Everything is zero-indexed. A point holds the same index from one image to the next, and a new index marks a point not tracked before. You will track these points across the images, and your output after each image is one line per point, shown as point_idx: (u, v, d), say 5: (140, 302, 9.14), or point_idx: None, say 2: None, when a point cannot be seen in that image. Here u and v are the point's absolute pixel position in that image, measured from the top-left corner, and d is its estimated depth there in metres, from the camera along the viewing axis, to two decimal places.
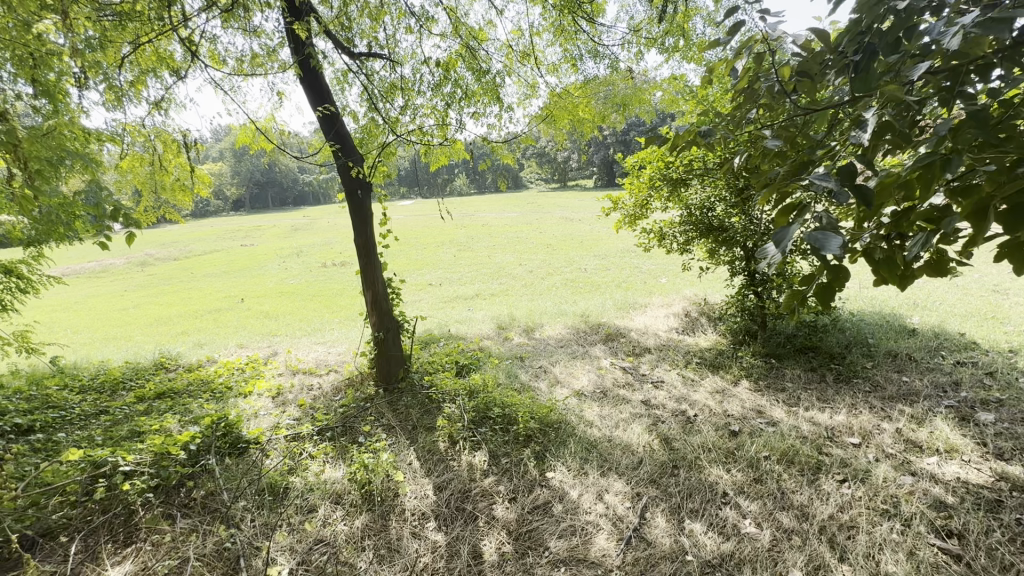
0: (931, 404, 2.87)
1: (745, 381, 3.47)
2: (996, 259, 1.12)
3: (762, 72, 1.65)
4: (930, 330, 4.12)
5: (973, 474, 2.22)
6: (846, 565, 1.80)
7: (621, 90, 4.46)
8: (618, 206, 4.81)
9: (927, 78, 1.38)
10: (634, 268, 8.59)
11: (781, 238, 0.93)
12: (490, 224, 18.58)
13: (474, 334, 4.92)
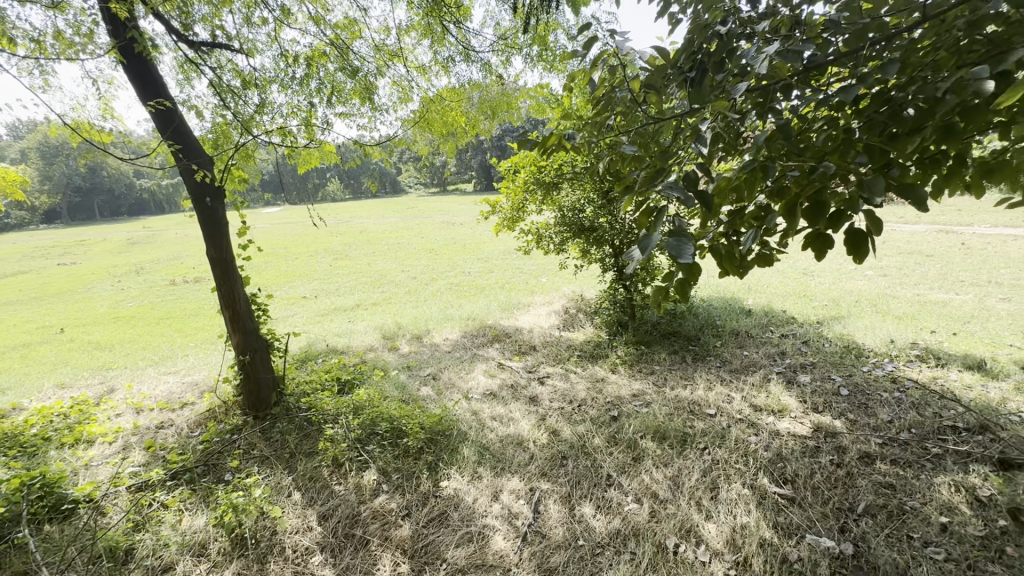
0: (765, 372, 3.38)
1: (621, 368, 3.76)
2: (803, 247, 1.35)
3: (616, 83, 1.80)
4: (761, 309, 4.87)
5: (799, 426, 2.67)
6: (711, 522, 2.04)
7: (492, 95, 4.57)
8: (497, 209, 4.91)
9: (746, 95, 1.62)
10: (516, 269, 8.87)
11: (645, 246, 1.07)
12: (368, 231, 17.80)
13: (356, 347, 4.65)
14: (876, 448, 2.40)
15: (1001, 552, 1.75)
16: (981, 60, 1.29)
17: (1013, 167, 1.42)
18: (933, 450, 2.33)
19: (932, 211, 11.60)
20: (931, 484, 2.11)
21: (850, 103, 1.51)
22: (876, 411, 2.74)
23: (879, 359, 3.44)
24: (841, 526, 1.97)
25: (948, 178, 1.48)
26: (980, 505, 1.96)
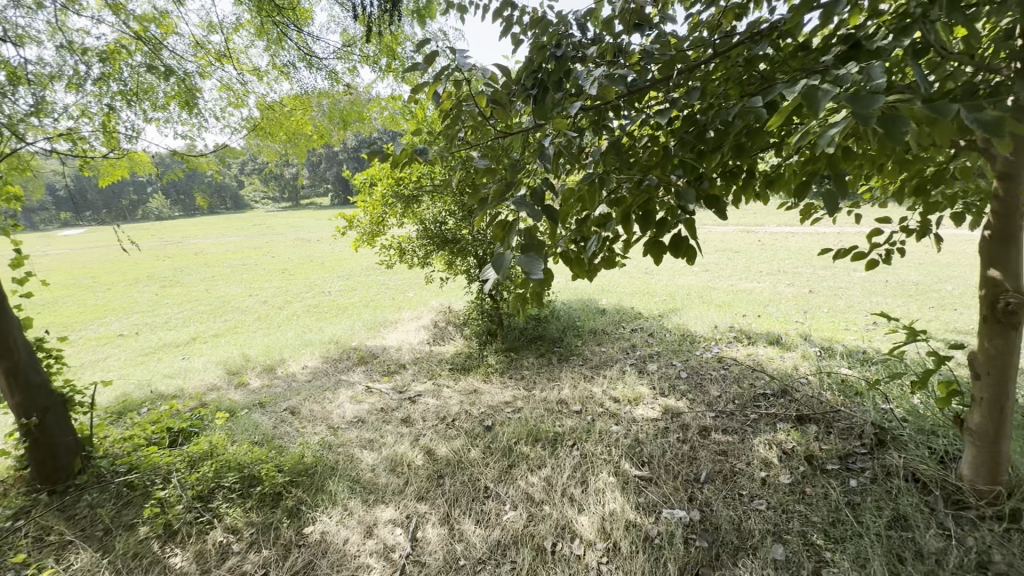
0: (620, 365, 3.70)
1: (492, 377, 3.80)
2: (642, 252, 1.49)
3: (463, 97, 1.81)
4: (613, 308, 5.35)
5: (650, 411, 2.97)
6: (583, 515, 2.15)
7: (341, 105, 4.34)
8: (354, 224, 4.65)
9: (583, 113, 1.75)
10: (381, 285, 8.54)
11: (500, 263, 1.07)
12: (204, 252, 15.62)
13: (193, 389, 4.01)
14: (710, 421, 2.77)
15: (804, 494, 2.14)
16: (759, 90, 1.56)
17: (785, 178, 1.75)
18: (751, 416, 2.76)
19: (734, 215, 14.00)
20: (752, 445, 2.50)
21: (666, 124, 1.73)
22: (709, 388, 3.17)
23: (707, 343, 4.00)
24: (690, 496, 2.23)
25: (741, 189, 1.77)
26: (786, 457, 2.38)
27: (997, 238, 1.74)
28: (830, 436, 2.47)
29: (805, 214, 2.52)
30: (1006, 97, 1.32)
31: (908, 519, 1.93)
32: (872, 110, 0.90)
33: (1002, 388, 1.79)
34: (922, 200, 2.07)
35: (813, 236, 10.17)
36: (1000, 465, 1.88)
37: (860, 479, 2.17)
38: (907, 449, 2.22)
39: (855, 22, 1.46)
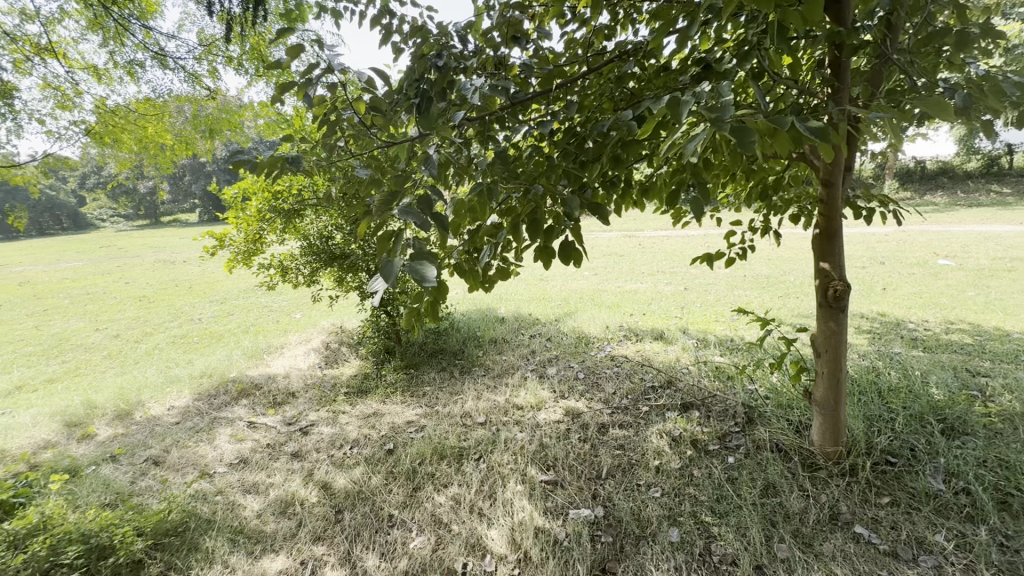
0: (522, 372, 3.75)
1: (392, 397, 3.63)
2: (534, 260, 1.52)
3: (340, 104, 1.71)
4: (511, 316, 5.42)
5: (552, 414, 3.04)
6: (493, 528, 2.12)
7: (203, 111, 3.92)
8: (225, 242, 4.18)
9: (468, 124, 1.75)
10: (263, 307, 7.81)
11: (386, 272, 1.02)
12: (30, 282, 13.05)
13: (18, 449, 3.29)
14: (608, 418, 2.91)
15: (692, 476, 2.32)
16: (629, 104, 1.67)
17: (657, 187, 1.90)
18: (643, 409, 2.95)
19: (617, 221, 15.07)
20: (646, 436, 2.66)
21: (549, 134, 1.79)
22: (604, 386, 3.33)
23: (601, 343, 4.21)
24: (593, 493, 2.30)
25: (621, 196, 1.89)
26: (676, 444, 2.57)
27: (823, 236, 2.04)
28: (710, 419, 2.72)
29: (677, 219, 2.77)
30: (822, 116, 1.56)
31: (776, 486, 2.18)
32: (723, 121, 1.01)
33: (836, 362, 2.11)
34: (767, 204, 2.38)
35: (684, 238, 11.29)
36: (840, 428, 2.20)
37: (736, 456, 2.41)
38: (771, 423, 2.52)
39: (705, 48, 1.63)
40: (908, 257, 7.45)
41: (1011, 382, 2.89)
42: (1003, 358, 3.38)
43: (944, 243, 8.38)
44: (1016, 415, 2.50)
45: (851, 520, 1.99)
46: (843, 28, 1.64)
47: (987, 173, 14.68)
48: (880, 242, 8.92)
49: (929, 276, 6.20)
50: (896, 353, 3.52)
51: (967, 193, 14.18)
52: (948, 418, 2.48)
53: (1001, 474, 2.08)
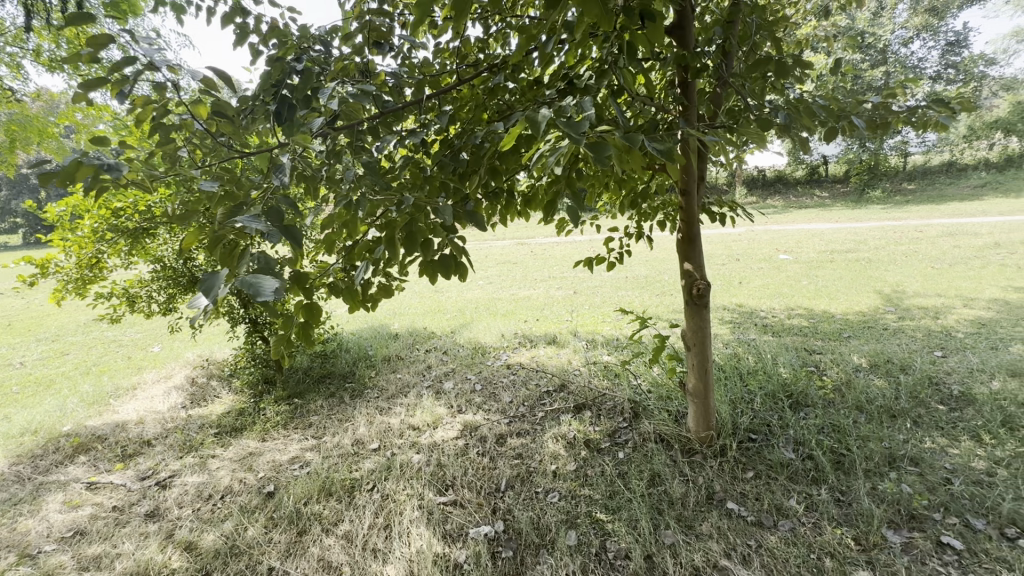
0: (417, 390, 3.61)
1: (272, 434, 3.28)
2: (416, 274, 1.44)
3: (177, 107, 1.49)
4: (405, 331, 5.23)
5: (450, 431, 2.97)
6: (389, 563, 1.99)
7: (9, 116, 3.27)
8: (49, 270, 3.47)
9: (334, 135, 1.63)
10: (110, 342, 6.69)
11: (209, 287, 0.89)
12: None
13: None
14: (506, 428, 2.90)
15: (586, 476, 2.40)
16: (500, 117, 1.68)
17: (536, 198, 1.93)
18: (539, 415, 2.99)
19: (509, 230, 15.39)
20: (543, 441, 2.70)
21: (422, 145, 1.73)
22: (501, 395, 3.33)
23: (497, 353, 4.21)
24: (493, 508, 2.28)
25: (501, 207, 1.89)
26: (571, 446, 2.63)
27: (685, 240, 2.24)
28: (601, 417, 2.85)
29: (559, 228, 2.86)
30: (675, 131, 1.70)
31: (660, 475, 2.33)
32: (581, 137, 1.05)
33: (703, 355, 2.31)
34: (638, 212, 2.55)
35: (572, 244, 11.86)
36: (710, 413, 2.41)
37: (626, 450, 2.54)
38: (654, 416, 2.70)
39: (569, 65, 1.69)
40: (758, 254, 8.57)
41: (838, 357, 3.42)
42: (830, 337, 4.00)
43: (783, 240, 9.79)
44: (843, 385, 2.95)
45: (724, 497, 2.19)
46: (688, 52, 1.82)
47: (810, 180, 17.49)
48: (735, 241, 10.16)
49: (774, 269, 7.18)
50: (752, 340, 3.99)
51: (798, 197, 16.76)
52: (794, 393, 2.86)
53: (834, 438, 2.44)
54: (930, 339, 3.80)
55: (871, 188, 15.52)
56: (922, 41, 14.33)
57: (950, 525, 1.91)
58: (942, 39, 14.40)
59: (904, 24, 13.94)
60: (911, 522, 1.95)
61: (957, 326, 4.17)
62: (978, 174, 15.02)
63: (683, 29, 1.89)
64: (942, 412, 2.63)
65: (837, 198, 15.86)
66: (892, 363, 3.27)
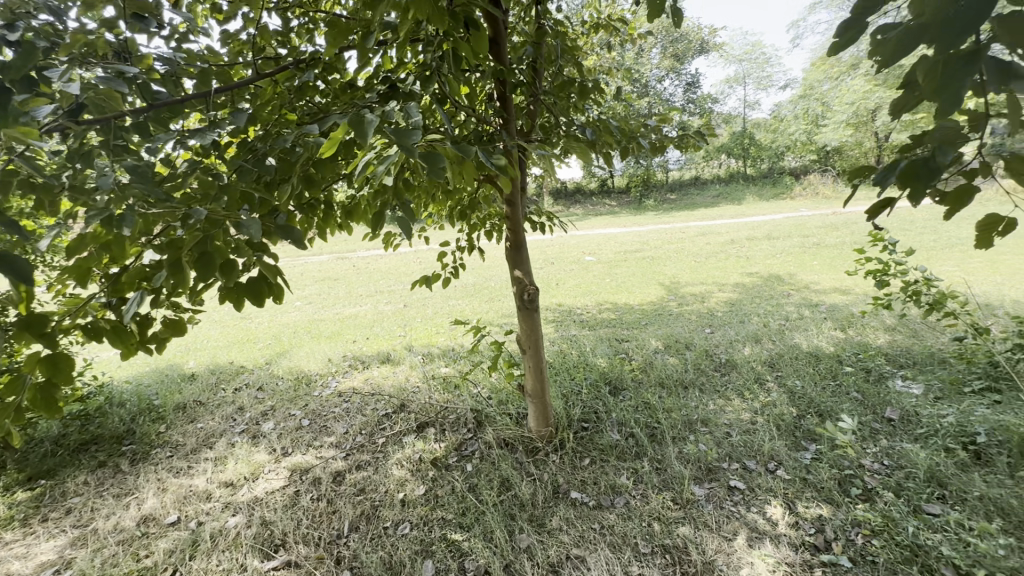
0: (226, 439, 3.03)
1: (4, 537, 2.39)
2: (219, 300, 1.15)
3: None
4: (204, 369, 4.38)
5: (275, 479, 2.55)
6: None
7: None
8: None
9: (78, 132, 1.24)
10: None
11: None
12: None
13: None
14: (342, 463, 2.62)
15: (436, 498, 2.30)
16: (312, 119, 1.48)
17: (361, 210, 1.78)
18: (380, 441, 2.78)
19: (326, 244, 14.26)
20: (386, 470, 2.51)
21: (213, 148, 1.43)
22: (334, 427, 3.00)
23: (324, 380, 3.81)
24: (337, 559, 2.03)
25: (321, 221, 1.68)
26: (417, 469, 2.50)
27: (513, 248, 2.31)
28: (445, 433, 2.78)
29: (387, 241, 2.70)
30: (498, 144, 1.74)
31: (508, 479, 2.36)
32: (414, 144, 0.98)
33: (538, 356, 2.42)
34: (466, 222, 2.56)
35: (397, 256, 11.55)
36: (547, 411, 2.55)
37: (474, 461, 2.52)
38: (497, 421, 2.75)
39: (388, 68, 1.59)
40: (568, 257, 9.53)
41: (641, 343, 3.97)
42: (633, 326, 4.63)
43: (586, 244, 11.10)
44: (648, 367, 3.42)
45: (568, 488, 2.32)
46: (503, 67, 1.88)
47: (602, 191, 20.22)
48: (548, 246, 11.14)
49: (582, 270, 8.06)
50: (573, 335, 4.38)
51: (594, 206, 19.23)
52: (612, 380, 3.22)
53: (647, 414, 2.81)
54: (701, 319, 4.69)
55: (646, 198, 18.69)
56: (671, 80, 17.87)
57: (734, 470, 2.35)
58: (684, 79, 18.16)
59: (658, 65, 17.21)
60: (708, 474, 2.34)
61: (716, 307, 5.23)
62: (714, 186, 19.32)
63: (498, 45, 1.94)
64: (717, 377, 3.25)
65: (623, 206, 18.69)
66: (680, 343, 3.92)
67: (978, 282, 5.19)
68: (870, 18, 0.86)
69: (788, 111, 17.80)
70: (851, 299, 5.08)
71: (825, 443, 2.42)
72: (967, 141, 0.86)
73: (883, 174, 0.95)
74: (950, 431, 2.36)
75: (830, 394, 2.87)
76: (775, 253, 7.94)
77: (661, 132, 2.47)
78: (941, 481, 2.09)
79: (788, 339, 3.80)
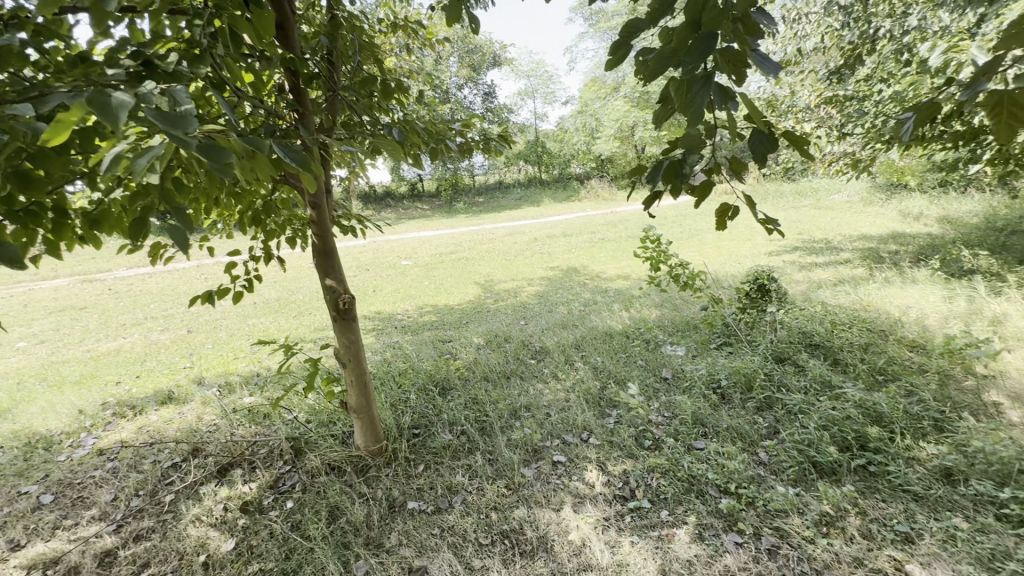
0: None
1: None
2: None
3: None
4: None
5: None
6: None
7: None
8: None
9: None
10: None
11: None
12: None
13: None
14: (113, 538, 2.06)
15: (251, 549, 1.99)
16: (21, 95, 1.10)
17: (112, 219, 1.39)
18: (167, 500, 2.27)
19: (61, 263, 11.06)
20: (180, 533, 2.06)
21: None
22: (95, 496, 2.34)
23: (73, 438, 2.94)
24: None
25: (50, 234, 1.26)
26: (222, 521, 2.12)
27: (322, 254, 2.12)
28: (255, 471, 2.42)
29: (155, 255, 2.20)
30: (295, 140, 1.56)
31: (339, 507, 2.18)
32: (188, 131, 0.81)
33: (360, 369, 2.28)
34: (262, 229, 2.24)
35: (173, 272, 9.63)
36: (375, 425, 2.42)
37: (295, 496, 2.25)
38: (319, 446, 2.50)
39: (138, 41, 1.28)
40: (383, 262, 9.25)
41: (463, 341, 4.07)
42: (455, 326, 4.72)
43: (401, 249, 10.92)
44: (472, 364, 3.53)
45: (404, 500, 2.24)
46: (293, 55, 1.69)
47: (412, 194, 20.12)
48: (361, 253, 10.63)
49: (400, 275, 7.92)
50: (396, 342, 4.26)
51: (406, 209, 19.03)
52: (439, 382, 3.22)
53: (476, 410, 2.89)
54: (516, 313, 5.04)
55: (456, 201, 19.26)
56: (470, 88, 18.79)
57: (556, 446, 2.58)
58: (481, 89, 19.28)
59: (457, 74, 17.96)
60: (535, 454, 2.53)
61: (527, 300, 5.69)
62: (516, 190, 20.99)
63: (285, 31, 1.75)
64: (534, 364, 3.52)
65: (435, 209, 18.93)
66: (500, 337, 4.14)
67: (710, 263, 6.72)
68: (633, 41, 1.01)
69: (570, 125, 20.38)
70: (630, 283, 6.07)
71: (622, 408, 2.84)
72: (706, 147, 1.08)
73: (652, 171, 1.15)
74: (705, 381, 2.99)
75: (623, 365, 3.37)
76: (570, 248, 9.00)
77: (466, 136, 2.55)
78: (702, 420, 2.65)
79: (588, 322, 4.35)
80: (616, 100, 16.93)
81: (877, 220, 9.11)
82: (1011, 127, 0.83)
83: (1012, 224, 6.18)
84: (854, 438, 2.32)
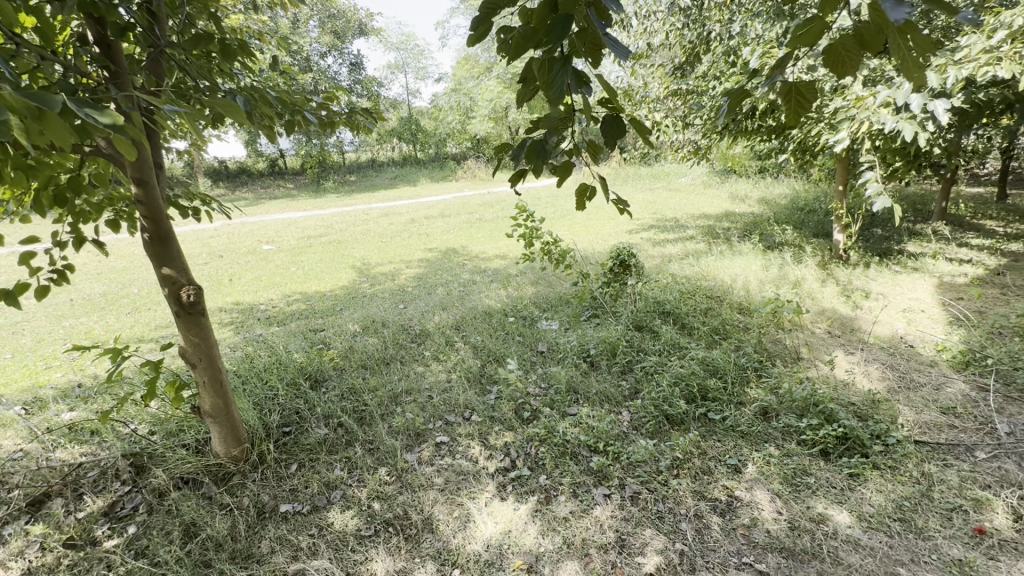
0: None
1: None
2: None
3: None
4: None
5: None
6: None
7: None
8: None
9: None
10: None
11: None
12: None
13: None
14: None
15: None
16: None
17: None
18: None
19: None
20: None
21: None
22: None
23: None
24: None
25: None
26: (40, 564, 1.76)
27: (155, 240, 1.81)
28: (84, 498, 2.04)
29: None
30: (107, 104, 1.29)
31: (196, 523, 1.95)
32: None
33: (214, 368, 2.03)
34: (70, 211, 1.84)
35: None
36: (236, 427, 2.19)
37: (139, 520, 1.96)
38: (168, 459, 2.20)
39: None
40: (240, 248, 8.30)
41: (338, 329, 3.84)
42: (327, 314, 4.43)
43: (261, 232, 9.88)
44: (349, 353, 3.36)
45: (275, 503, 2.09)
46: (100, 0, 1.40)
47: (272, 171, 18.17)
48: (211, 237, 9.38)
49: (261, 261, 7.18)
50: (259, 336, 3.86)
51: (265, 187, 17.14)
52: (311, 375, 3.01)
53: (353, 400, 2.76)
54: (394, 297, 4.88)
55: (324, 178, 17.82)
56: (335, 57, 17.40)
57: (438, 428, 2.59)
58: (347, 59, 17.97)
59: (317, 40, 16.32)
60: (418, 438, 2.51)
61: (405, 283, 5.55)
62: (391, 169, 20.12)
63: None
64: (414, 348, 3.47)
65: (300, 188, 17.32)
66: (377, 323, 3.98)
67: (580, 241, 7.16)
68: (494, 18, 1.01)
69: (444, 103, 19.99)
70: (507, 263, 6.23)
71: (502, 383, 2.93)
72: (564, 129, 1.13)
73: (516, 149, 1.18)
74: (576, 351, 3.21)
75: (502, 342, 3.47)
76: (448, 229, 8.95)
77: (328, 109, 2.36)
78: (575, 388, 2.85)
79: (467, 303, 4.38)
80: (490, 81, 17.06)
81: (714, 201, 10.51)
82: (799, 111, 0.94)
83: (809, 205, 7.56)
84: (697, 391, 2.68)
